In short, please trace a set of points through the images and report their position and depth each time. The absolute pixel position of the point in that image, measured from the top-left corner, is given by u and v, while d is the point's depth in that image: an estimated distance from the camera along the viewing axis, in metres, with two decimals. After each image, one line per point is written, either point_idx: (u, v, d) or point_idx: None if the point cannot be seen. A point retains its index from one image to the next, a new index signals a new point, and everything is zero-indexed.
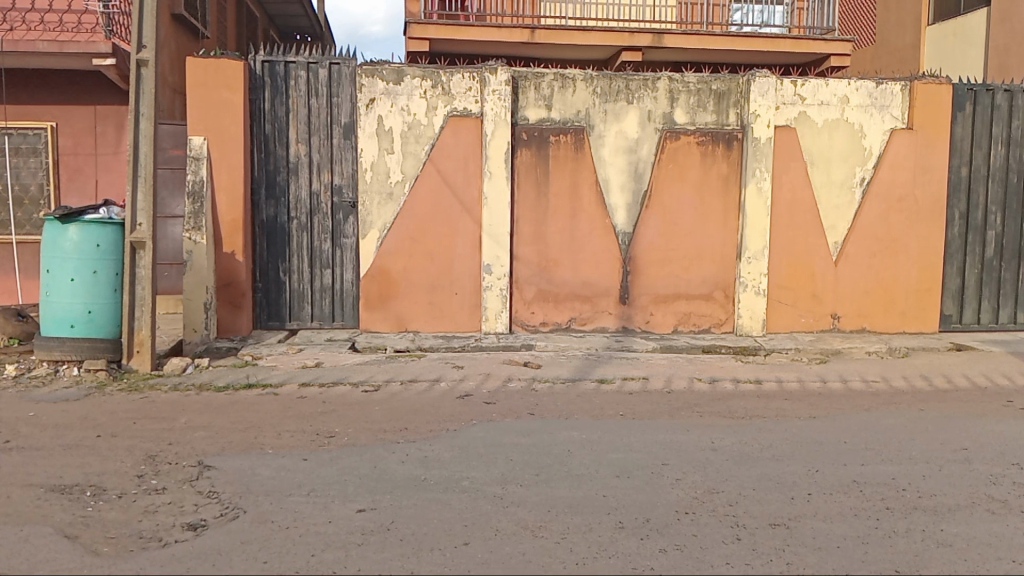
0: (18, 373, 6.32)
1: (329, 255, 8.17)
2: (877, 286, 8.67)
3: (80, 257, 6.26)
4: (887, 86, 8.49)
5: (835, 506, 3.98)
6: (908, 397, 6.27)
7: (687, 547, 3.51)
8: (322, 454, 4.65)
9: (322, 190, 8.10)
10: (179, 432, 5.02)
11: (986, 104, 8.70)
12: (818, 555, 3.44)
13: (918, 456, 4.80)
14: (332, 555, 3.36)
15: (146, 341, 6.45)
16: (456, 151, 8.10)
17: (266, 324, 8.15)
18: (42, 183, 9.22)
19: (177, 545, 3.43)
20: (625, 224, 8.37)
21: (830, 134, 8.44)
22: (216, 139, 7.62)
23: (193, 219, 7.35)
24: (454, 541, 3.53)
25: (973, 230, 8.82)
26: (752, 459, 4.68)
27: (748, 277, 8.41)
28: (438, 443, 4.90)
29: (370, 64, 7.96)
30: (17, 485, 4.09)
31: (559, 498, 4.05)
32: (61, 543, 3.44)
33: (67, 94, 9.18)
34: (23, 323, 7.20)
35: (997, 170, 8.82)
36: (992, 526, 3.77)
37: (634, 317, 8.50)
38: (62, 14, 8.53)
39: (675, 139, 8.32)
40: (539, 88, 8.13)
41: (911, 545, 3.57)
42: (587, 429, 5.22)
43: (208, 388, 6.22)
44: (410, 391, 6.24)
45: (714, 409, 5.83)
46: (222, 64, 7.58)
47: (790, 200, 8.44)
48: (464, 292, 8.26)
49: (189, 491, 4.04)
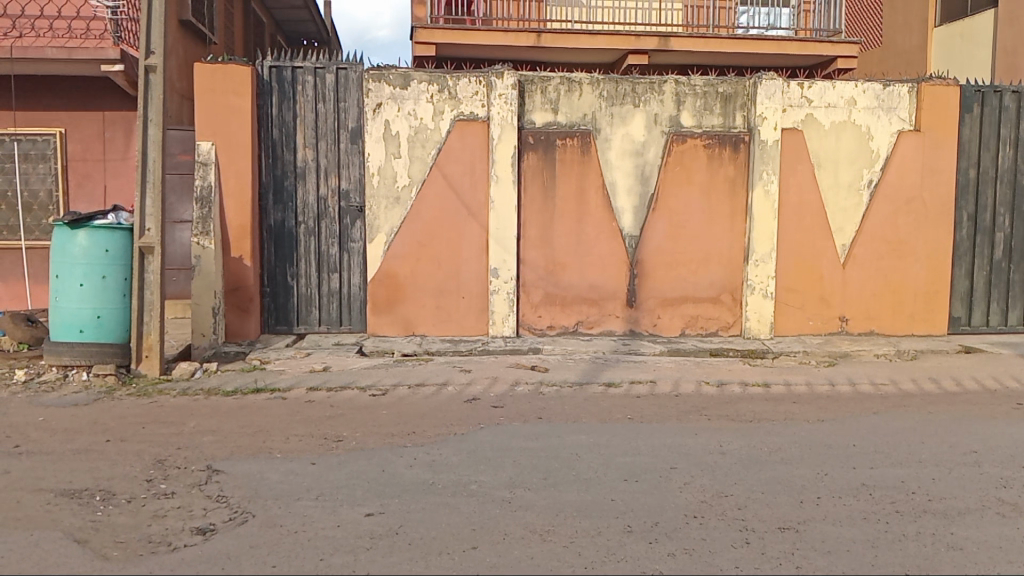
0: (28, 378, 6.35)
1: (336, 259, 8.17)
2: (886, 289, 8.64)
3: (88, 262, 6.30)
4: (894, 88, 8.47)
5: (845, 510, 3.97)
6: (917, 400, 6.24)
7: (696, 551, 3.50)
8: (331, 459, 4.65)
9: (329, 195, 8.11)
10: (188, 437, 5.03)
11: (994, 106, 8.67)
12: (828, 559, 3.43)
13: (928, 459, 4.77)
14: (341, 559, 3.36)
15: (154, 346, 6.49)
16: (463, 155, 8.11)
17: (273, 329, 8.17)
18: (51, 189, 9.28)
19: (186, 549, 3.44)
20: (632, 227, 8.37)
21: (837, 137, 8.42)
22: (223, 144, 7.65)
23: (201, 225, 7.36)
24: (462, 545, 3.52)
25: (981, 232, 8.78)
26: (760, 463, 4.67)
27: (755, 280, 8.39)
28: (445, 447, 4.90)
29: (377, 70, 7.98)
30: (27, 490, 4.11)
31: (567, 502, 4.04)
32: (71, 548, 3.45)
33: (76, 101, 9.24)
34: (33, 328, 7.23)
35: (1005, 172, 8.78)
36: (1003, 530, 3.75)
37: (641, 320, 8.49)
38: (70, 21, 8.56)
39: (682, 142, 8.31)
40: (545, 92, 8.15)
41: (922, 549, 3.55)
42: (595, 433, 5.21)
43: (216, 392, 6.23)
44: (418, 395, 6.25)
45: (723, 412, 5.82)
46: (230, 70, 7.63)
47: (797, 203, 8.43)
48: (471, 296, 8.27)
49: (197, 496, 4.05)
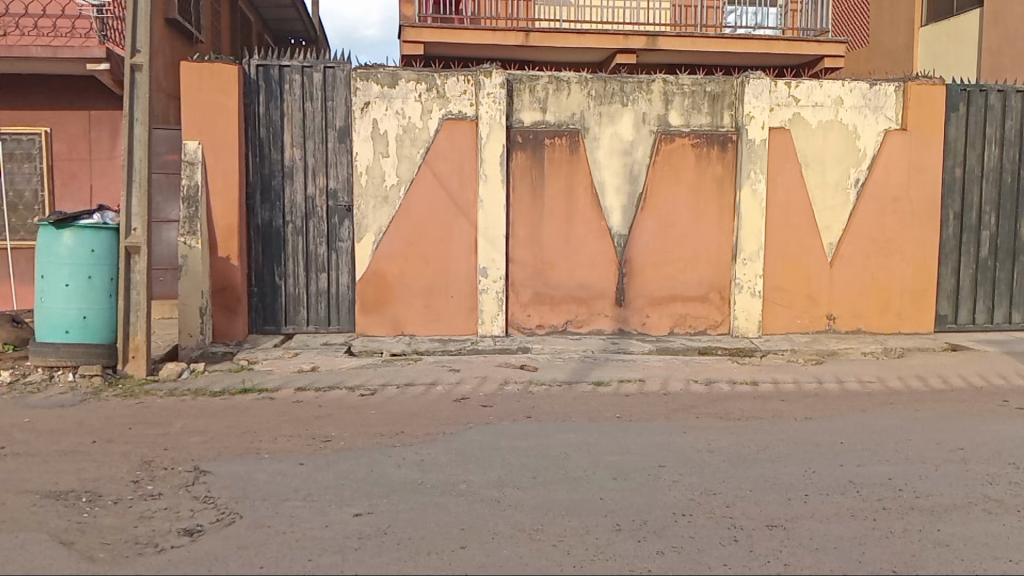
0: (13, 379, 6.30)
1: (325, 259, 8.14)
2: (874, 287, 8.69)
3: (74, 262, 6.25)
4: (881, 87, 8.52)
5: (833, 507, 3.99)
6: (904, 397, 6.29)
7: (684, 549, 3.51)
8: (319, 459, 4.64)
9: (317, 194, 8.07)
10: (175, 438, 5.00)
11: (980, 105, 8.72)
12: (816, 556, 3.45)
13: (915, 456, 4.80)
14: (329, 560, 3.35)
15: (141, 347, 6.43)
16: (452, 153, 8.11)
17: (261, 329, 8.12)
18: (36, 189, 9.21)
19: (173, 551, 3.42)
20: (621, 226, 8.38)
21: (824, 136, 8.46)
22: (210, 143, 7.60)
23: (188, 224, 7.33)
24: (451, 545, 3.52)
25: (967, 230, 8.84)
26: (749, 461, 4.68)
27: (744, 279, 8.42)
28: (435, 446, 4.90)
29: (365, 68, 7.96)
30: (12, 492, 4.07)
31: (557, 501, 4.05)
32: (57, 550, 3.43)
33: (61, 100, 9.16)
34: (18, 329, 7.17)
35: (991, 171, 8.85)
36: (990, 526, 3.78)
37: (630, 319, 8.50)
38: (55, 20, 8.47)
39: (670, 141, 8.33)
40: (533, 91, 8.15)
41: (908, 546, 3.57)
42: (584, 432, 5.22)
43: (204, 393, 6.20)
44: (406, 394, 6.23)
45: (712, 411, 5.83)
46: (218, 69, 7.58)
47: (785, 201, 8.46)
48: (460, 296, 8.27)
49: (185, 497, 4.03)
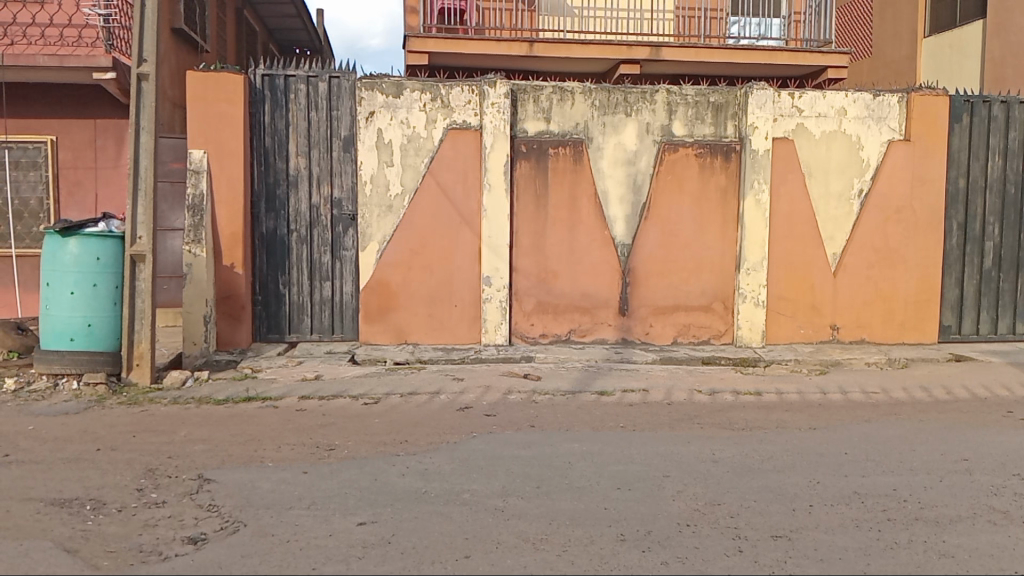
0: (17, 387, 6.30)
1: (329, 267, 8.16)
2: (877, 297, 8.69)
3: (80, 270, 6.26)
4: (884, 98, 8.54)
5: (837, 517, 3.98)
6: (908, 408, 6.28)
7: (688, 559, 3.50)
8: (323, 467, 4.64)
9: (322, 204, 8.10)
10: (180, 446, 5.00)
11: (983, 116, 8.73)
12: (820, 566, 3.44)
13: (918, 466, 4.80)
14: (333, 569, 3.35)
15: (145, 354, 6.44)
16: (456, 162, 8.13)
17: (265, 337, 8.13)
18: (41, 197, 9.23)
19: (178, 559, 3.42)
20: (624, 235, 8.40)
21: (828, 146, 8.47)
22: (215, 152, 7.63)
23: (192, 233, 7.35)
24: (455, 554, 3.51)
25: (971, 241, 8.83)
26: (753, 471, 4.68)
27: (747, 289, 8.42)
28: (438, 455, 4.89)
29: (370, 78, 8.00)
30: (17, 499, 4.07)
31: (561, 511, 4.04)
32: (62, 558, 3.42)
33: (68, 109, 9.22)
34: (23, 337, 7.16)
35: (995, 182, 8.86)
36: (995, 537, 3.77)
37: (633, 329, 8.51)
38: (62, 29, 8.54)
39: (674, 151, 8.35)
40: (537, 101, 8.17)
41: (913, 557, 3.56)
42: (588, 441, 5.22)
43: (208, 400, 6.23)
44: (410, 403, 6.23)
45: (715, 420, 5.82)
46: (222, 78, 7.60)
47: (788, 211, 8.47)
48: (463, 305, 8.28)
49: (189, 505, 4.03)
